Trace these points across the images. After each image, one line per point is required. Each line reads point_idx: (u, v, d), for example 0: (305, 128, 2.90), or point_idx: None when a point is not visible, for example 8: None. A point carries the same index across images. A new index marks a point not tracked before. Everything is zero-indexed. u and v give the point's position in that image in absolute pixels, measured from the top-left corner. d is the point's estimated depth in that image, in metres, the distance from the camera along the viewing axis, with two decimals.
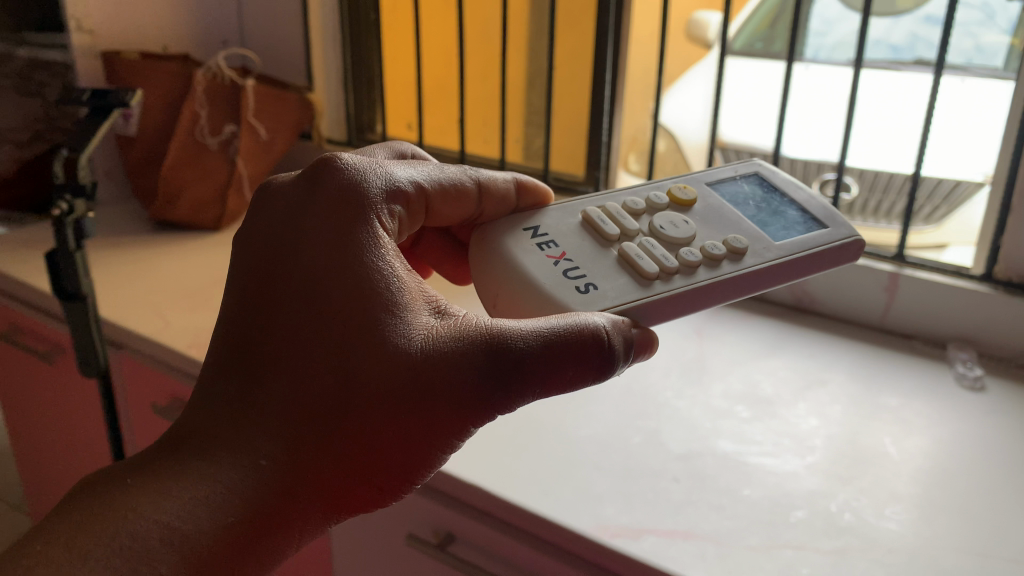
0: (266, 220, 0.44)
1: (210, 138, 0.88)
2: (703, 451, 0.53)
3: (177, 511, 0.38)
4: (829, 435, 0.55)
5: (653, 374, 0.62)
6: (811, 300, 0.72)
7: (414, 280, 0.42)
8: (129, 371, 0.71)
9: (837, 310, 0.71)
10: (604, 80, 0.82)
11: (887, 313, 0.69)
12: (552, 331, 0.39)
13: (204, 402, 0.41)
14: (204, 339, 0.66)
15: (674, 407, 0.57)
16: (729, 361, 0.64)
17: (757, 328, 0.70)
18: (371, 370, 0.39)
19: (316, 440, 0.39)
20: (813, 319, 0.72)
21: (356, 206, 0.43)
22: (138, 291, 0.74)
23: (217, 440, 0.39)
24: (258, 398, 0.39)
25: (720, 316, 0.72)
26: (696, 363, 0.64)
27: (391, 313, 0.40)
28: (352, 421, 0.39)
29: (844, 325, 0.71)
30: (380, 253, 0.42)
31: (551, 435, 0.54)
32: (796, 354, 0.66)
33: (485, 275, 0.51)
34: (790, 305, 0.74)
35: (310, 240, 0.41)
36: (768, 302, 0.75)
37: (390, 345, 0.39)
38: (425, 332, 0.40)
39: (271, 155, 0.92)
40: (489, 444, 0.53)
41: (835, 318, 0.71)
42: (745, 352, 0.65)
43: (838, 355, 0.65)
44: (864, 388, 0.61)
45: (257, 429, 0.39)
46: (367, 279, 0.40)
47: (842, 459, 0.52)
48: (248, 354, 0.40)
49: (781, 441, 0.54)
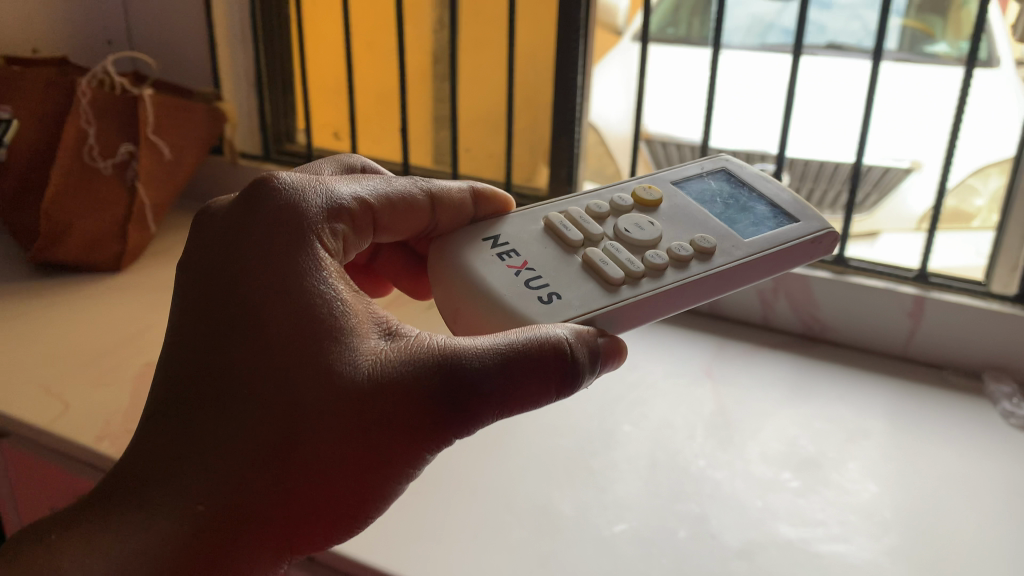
0: (204, 247, 0.42)
1: (102, 160, 0.73)
2: (764, 542, 0.44)
3: (108, 562, 0.36)
4: (897, 506, 0.47)
5: (675, 435, 0.52)
6: (823, 326, 0.64)
7: (360, 303, 0.41)
8: (17, 467, 0.56)
9: (853, 336, 0.63)
10: (573, 79, 0.71)
11: (911, 340, 0.61)
12: (509, 348, 0.38)
13: (145, 440, 0.39)
14: (118, 426, 0.52)
15: (713, 481, 0.48)
16: (754, 411, 0.55)
17: (771, 363, 0.61)
18: (317, 400, 0.38)
19: (263, 477, 0.38)
20: (826, 347, 0.64)
21: (294, 227, 0.42)
22: (23, 362, 0.60)
23: (166, 479, 0.38)
24: (206, 433, 0.38)
25: (726, 351, 0.63)
26: (719, 416, 0.55)
27: (335, 339, 0.39)
28: (299, 455, 0.38)
29: (862, 354, 0.63)
30: (322, 275, 0.40)
31: (578, 534, 0.44)
32: (824, 396, 0.57)
33: (446, 289, 0.50)
34: (796, 332, 0.65)
35: (253, 266, 0.40)
36: (772, 329, 0.66)
37: (334, 373, 0.38)
38: (372, 358, 0.38)
39: (177, 177, 0.78)
40: (507, 555, 0.42)
41: (850, 346, 0.64)
42: (769, 398, 0.57)
43: (868, 394, 0.58)
44: (911, 437, 0.53)
45: (200, 471, 0.37)
46: (308, 305, 0.39)
47: (922, 540, 0.44)
48: (192, 390, 0.39)
49: (847, 519, 0.46)
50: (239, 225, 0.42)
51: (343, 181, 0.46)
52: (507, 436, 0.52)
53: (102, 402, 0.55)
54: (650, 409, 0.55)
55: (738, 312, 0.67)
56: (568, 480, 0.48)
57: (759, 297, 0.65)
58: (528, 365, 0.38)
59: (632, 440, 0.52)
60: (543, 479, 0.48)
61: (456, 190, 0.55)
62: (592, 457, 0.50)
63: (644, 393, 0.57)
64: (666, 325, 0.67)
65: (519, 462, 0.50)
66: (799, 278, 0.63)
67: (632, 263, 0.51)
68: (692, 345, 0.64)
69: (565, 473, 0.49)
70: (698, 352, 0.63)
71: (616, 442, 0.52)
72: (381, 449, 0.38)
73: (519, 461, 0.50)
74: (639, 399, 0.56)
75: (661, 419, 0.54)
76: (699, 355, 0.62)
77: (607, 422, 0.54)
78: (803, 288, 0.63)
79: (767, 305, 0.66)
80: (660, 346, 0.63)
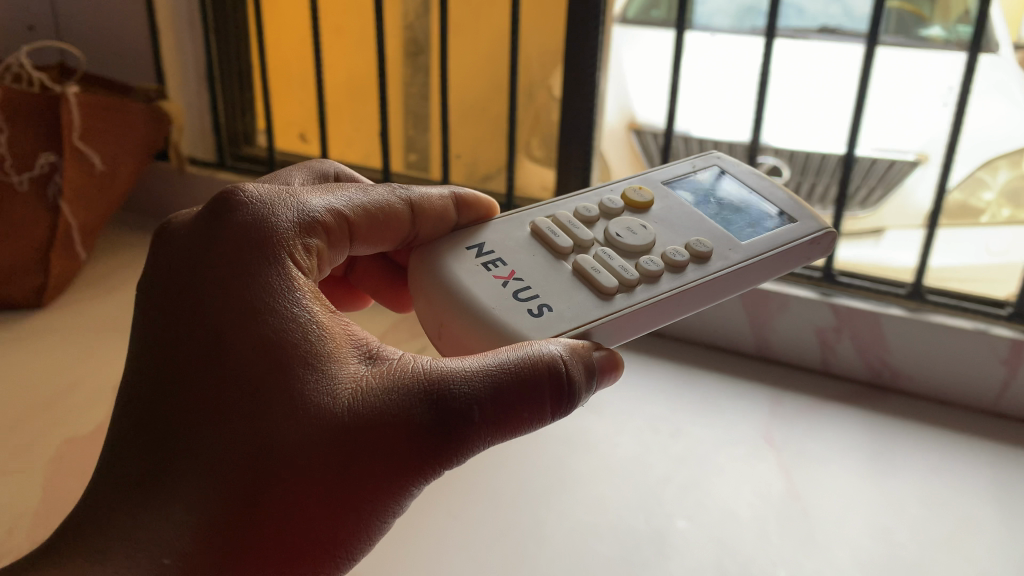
0: (157, 263, 0.36)
1: (18, 175, 0.61)
2: None
3: None
4: None
5: (744, 536, 0.41)
6: (897, 374, 0.53)
7: (335, 320, 0.34)
8: None
9: (932, 386, 0.52)
10: (591, 76, 0.59)
11: (1004, 393, 0.50)
12: (507, 368, 0.33)
13: (96, 495, 0.33)
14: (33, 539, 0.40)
15: None
16: (835, 496, 0.45)
17: (842, 424, 0.50)
18: (287, 436, 0.31)
19: (229, 530, 0.31)
20: (902, 398, 0.53)
21: (256, 235, 0.36)
22: None
23: (109, 535, 0.32)
24: (154, 480, 0.32)
25: (786, 407, 0.52)
26: (793, 505, 0.44)
27: (307, 364, 0.32)
28: (270, 503, 0.31)
29: (947, 409, 0.52)
30: (290, 288, 0.34)
31: None
32: (913, 470, 0.47)
33: (424, 303, 0.42)
34: (864, 380, 0.54)
35: (209, 280, 0.34)
36: (834, 376, 0.55)
37: (308, 403, 0.32)
38: (353, 385, 0.32)
39: (113, 190, 0.65)
40: None
41: (931, 398, 0.53)
42: (848, 475, 0.46)
43: (963, 464, 0.48)
44: None
45: (157, 526, 0.31)
46: (275, 323, 0.33)
47: None
48: (138, 429, 0.33)
49: None
50: (195, 235, 0.36)
51: (317, 191, 0.41)
52: (534, 540, 0.41)
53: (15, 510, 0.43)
54: (708, 497, 0.44)
55: (792, 355, 0.56)
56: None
57: (818, 338, 0.54)
58: (525, 388, 0.33)
59: (691, 544, 0.41)
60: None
61: (438, 197, 0.45)
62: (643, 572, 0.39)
63: (696, 472, 0.46)
64: (708, 371, 0.56)
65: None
66: (868, 316, 0.52)
67: (626, 270, 0.44)
68: (744, 400, 0.52)
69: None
70: (753, 409, 0.51)
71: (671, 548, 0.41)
72: (358, 494, 0.32)
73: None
74: (692, 483, 0.45)
75: (722, 511, 0.43)
76: (754, 413, 0.51)
77: (657, 514, 0.43)
78: (872, 327, 0.52)
79: (828, 347, 0.54)
80: (706, 401, 0.52)
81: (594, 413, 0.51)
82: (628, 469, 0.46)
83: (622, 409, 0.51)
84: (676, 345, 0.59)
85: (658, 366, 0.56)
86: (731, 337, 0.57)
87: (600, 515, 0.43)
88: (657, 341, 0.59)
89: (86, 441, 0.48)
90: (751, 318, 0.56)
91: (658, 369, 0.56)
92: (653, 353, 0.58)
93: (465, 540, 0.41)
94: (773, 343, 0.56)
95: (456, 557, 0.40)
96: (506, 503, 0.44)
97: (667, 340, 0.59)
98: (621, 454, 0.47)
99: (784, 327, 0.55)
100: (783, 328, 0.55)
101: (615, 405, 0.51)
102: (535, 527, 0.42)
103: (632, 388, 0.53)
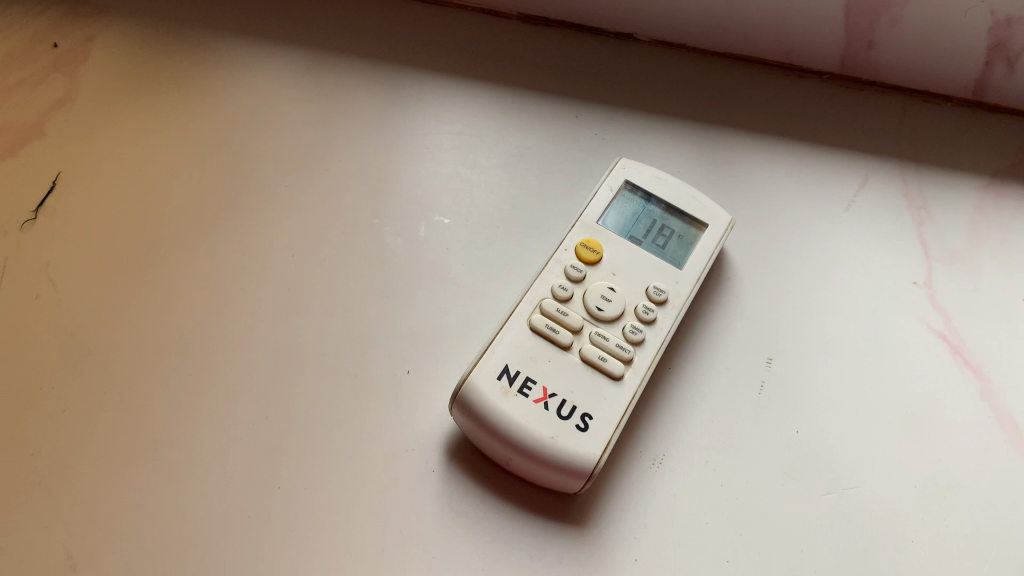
0: None
1: None
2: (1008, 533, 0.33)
3: None
4: (995, 308, 0.40)
5: (1016, 424, 0.36)
6: (990, 89, 0.48)
7: None
8: None
9: (1008, 86, 0.48)
10: None
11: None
12: None
13: None
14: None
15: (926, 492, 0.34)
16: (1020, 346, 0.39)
17: (997, 236, 0.43)
18: None
19: None
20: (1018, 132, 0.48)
21: None
22: None
23: None
24: None
25: (933, 220, 0.44)
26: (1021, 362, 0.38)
27: None
28: None
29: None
30: None
31: (693, 455, 0.34)
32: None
33: None
34: (949, 100, 0.49)
35: None
36: (918, 106, 0.49)
37: None
38: None
39: None
40: (597, 489, 0.33)
41: (1006, 109, 0.49)
42: (937, 290, 0.41)
43: (951, 162, 0.46)
44: (985, 202, 0.45)
45: None
46: None
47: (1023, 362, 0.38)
48: None
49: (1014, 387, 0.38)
50: None
51: None
52: (825, 468, 0.34)
53: (197, 508, 0.31)
54: (887, 399, 0.37)
55: (891, 58, 0.48)
56: (993, 532, 0.33)
57: (944, 43, 0.46)
58: None
59: (986, 449, 0.36)
60: (945, 560, 0.32)
61: None
62: (968, 492, 0.34)
63: (868, 368, 0.38)
64: (826, 166, 0.46)
65: (883, 511, 0.33)
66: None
67: None
68: (870, 203, 0.44)
69: (968, 530, 0.33)
70: (892, 222, 0.43)
71: (967, 452, 0.35)
72: None
73: (875, 521, 0.33)
74: (863, 392, 0.37)
75: (945, 404, 0.37)
76: (900, 244, 0.43)
77: (746, 385, 0.36)
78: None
79: (950, 57, 0.47)
80: (836, 225, 0.43)
81: (719, 266, 0.41)
82: (764, 375, 0.37)
83: (752, 270, 0.41)
84: (773, 100, 0.49)
85: (769, 171, 0.45)
86: (805, 52, 0.49)
87: (733, 444, 0.34)
88: (741, 89, 0.49)
89: (53, 420, 0.33)
90: (844, 10, 0.46)
91: (764, 171, 0.45)
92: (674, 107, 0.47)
93: (748, 481, 0.33)
94: (884, 48, 0.48)
95: (757, 524, 0.32)
96: (764, 406, 0.36)
97: (717, 62, 0.50)
98: (762, 348, 0.38)
99: (900, 29, 0.46)
100: (916, 29, 0.46)
101: (746, 246, 0.42)
102: (798, 443, 0.35)
103: (746, 212, 0.43)
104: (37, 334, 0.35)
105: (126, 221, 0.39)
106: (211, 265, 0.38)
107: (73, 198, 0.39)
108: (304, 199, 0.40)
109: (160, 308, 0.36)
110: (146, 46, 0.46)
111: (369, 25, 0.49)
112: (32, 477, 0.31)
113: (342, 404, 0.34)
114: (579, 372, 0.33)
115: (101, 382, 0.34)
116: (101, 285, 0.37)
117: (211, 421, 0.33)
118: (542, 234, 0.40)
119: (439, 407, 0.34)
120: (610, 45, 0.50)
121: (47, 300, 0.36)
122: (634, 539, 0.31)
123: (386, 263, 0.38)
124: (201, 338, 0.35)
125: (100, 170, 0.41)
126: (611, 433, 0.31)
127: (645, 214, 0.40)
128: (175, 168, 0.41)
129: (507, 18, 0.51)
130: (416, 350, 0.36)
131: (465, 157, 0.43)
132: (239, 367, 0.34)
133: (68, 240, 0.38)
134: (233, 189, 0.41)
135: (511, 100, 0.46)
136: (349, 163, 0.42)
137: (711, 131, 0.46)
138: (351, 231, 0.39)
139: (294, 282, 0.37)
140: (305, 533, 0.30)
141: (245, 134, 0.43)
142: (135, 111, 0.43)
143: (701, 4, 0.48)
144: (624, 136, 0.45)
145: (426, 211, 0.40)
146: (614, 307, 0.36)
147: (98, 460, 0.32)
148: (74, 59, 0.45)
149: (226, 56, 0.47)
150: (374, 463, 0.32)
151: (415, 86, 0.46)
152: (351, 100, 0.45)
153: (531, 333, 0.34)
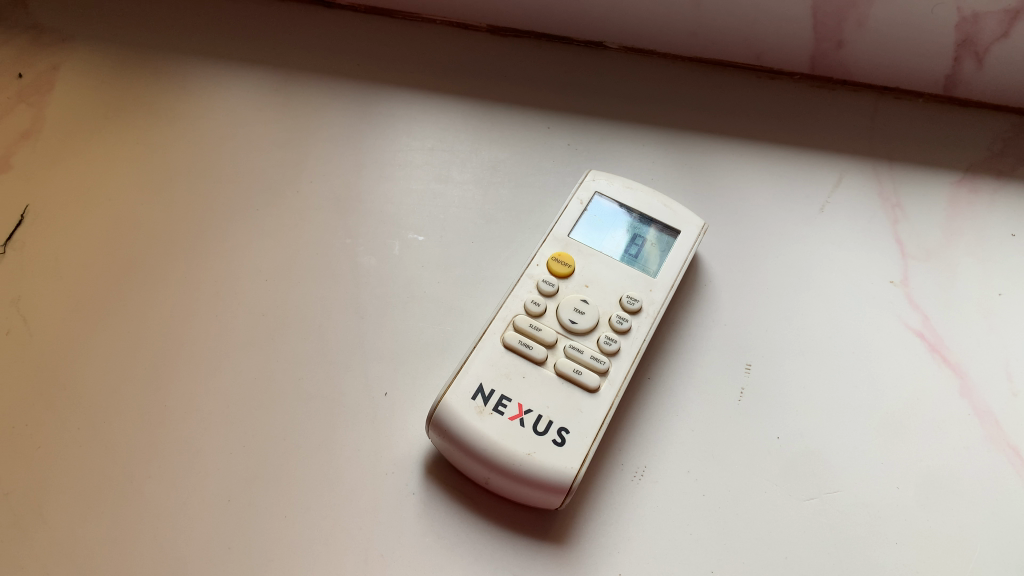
0: None
1: None
2: (988, 529, 0.33)
3: None
4: (971, 303, 0.40)
5: (995, 421, 0.36)
6: (960, 84, 0.49)
7: None
8: None
9: (975, 82, 0.48)
10: None
11: (996, 63, 0.47)
12: None
13: None
14: None
15: (905, 492, 0.34)
16: (997, 341, 0.39)
17: (971, 231, 0.43)
18: None
19: None
20: (989, 126, 0.48)
21: None
22: None
23: None
24: None
25: (908, 216, 0.44)
26: (998, 358, 0.38)
27: None
28: None
29: (1002, 117, 0.49)
30: None
31: (675, 466, 0.34)
32: (1016, 253, 0.43)
33: None
34: (920, 96, 0.49)
35: None
36: (890, 104, 0.49)
37: None
38: None
39: None
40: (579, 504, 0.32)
41: (976, 103, 0.49)
42: (915, 287, 0.41)
43: (924, 159, 0.47)
44: (958, 196, 0.45)
45: None
46: None
47: (1000, 356, 0.38)
48: None
49: (992, 383, 0.38)
50: None
51: None
52: (807, 474, 0.34)
53: (175, 542, 0.30)
54: (866, 401, 0.37)
55: (861, 57, 0.48)
56: (976, 531, 0.33)
57: (912, 41, 0.47)
58: None
59: (966, 447, 0.36)
60: (929, 560, 0.32)
61: None
62: (950, 492, 0.34)
63: (846, 370, 0.38)
64: (800, 167, 0.46)
65: (866, 514, 0.33)
66: (999, 13, 0.44)
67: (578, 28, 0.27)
68: (844, 203, 0.44)
69: (951, 530, 0.33)
70: (867, 221, 0.43)
71: (947, 451, 0.35)
72: None
73: (859, 525, 0.33)
74: (843, 394, 0.37)
75: (925, 403, 0.37)
76: (876, 242, 0.43)
77: (727, 392, 0.36)
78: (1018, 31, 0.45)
79: (919, 54, 0.47)
80: (812, 227, 0.43)
81: (695, 274, 0.41)
82: (744, 382, 0.37)
83: (728, 275, 0.41)
84: (745, 103, 0.49)
85: (743, 174, 0.45)
86: (775, 54, 0.49)
87: (713, 453, 0.34)
88: (713, 93, 0.49)
89: (27, 457, 0.32)
90: (812, 11, 0.46)
91: (738, 175, 0.45)
92: (647, 114, 0.47)
93: (728, 489, 0.33)
94: (853, 47, 0.48)
95: (739, 532, 0.32)
96: (744, 413, 0.36)
97: (688, 67, 0.50)
98: (741, 354, 0.38)
99: (868, 29, 0.46)
100: (884, 27, 0.46)
101: (722, 252, 0.42)
102: (779, 449, 0.35)
103: (721, 218, 0.43)
104: (9, 371, 0.34)
105: (97, 252, 0.39)
106: (183, 292, 0.37)
107: (43, 231, 0.39)
108: (276, 221, 0.40)
109: (133, 339, 0.36)
110: (112, 74, 0.46)
111: (337, 42, 0.49)
112: (6, 518, 0.31)
113: (320, 430, 0.33)
114: (554, 387, 0.33)
115: (75, 417, 0.33)
116: (72, 317, 0.36)
117: (187, 452, 0.33)
118: (517, 248, 0.40)
119: (418, 428, 0.34)
120: (581, 55, 0.50)
121: (18, 335, 0.35)
122: (616, 553, 0.31)
123: (360, 284, 0.38)
124: (175, 368, 0.35)
125: (68, 202, 0.40)
126: (587, 446, 0.31)
127: (618, 223, 0.40)
128: (144, 198, 0.41)
129: (477, 30, 0.51)
130: (393, 371, 0.35)
131: (439, 174, 0.43)
132: (215, 395, 0.34)
133: (38, 274, 0.37)
134: (204, 214, 0.40)
135: (483, 113, 0.46)
136: (320, 185, 0.42)
137: (685, 137, 0.46)
138: (325, 253, 0.39)
139: (268, 307, 0.37)
140: (286, 561, 0.30)
141: (215, 158, 0.43)
142: (103, 141, 0.43)
143: (669, 10, 0.48)
144: (597, 145, 0.45)
145: (401, 228, 0.40)
146: (588, 319, 0.35)
147: (74, 497, 0.31)
148: (40, 89, 0.45)
149: (196, 80, 0.46)
150: (353, 488, 0.32)
151: (386, 103, 0.46)
152: (321, 121, 0.45)
153: (505, 349, 0.34)
